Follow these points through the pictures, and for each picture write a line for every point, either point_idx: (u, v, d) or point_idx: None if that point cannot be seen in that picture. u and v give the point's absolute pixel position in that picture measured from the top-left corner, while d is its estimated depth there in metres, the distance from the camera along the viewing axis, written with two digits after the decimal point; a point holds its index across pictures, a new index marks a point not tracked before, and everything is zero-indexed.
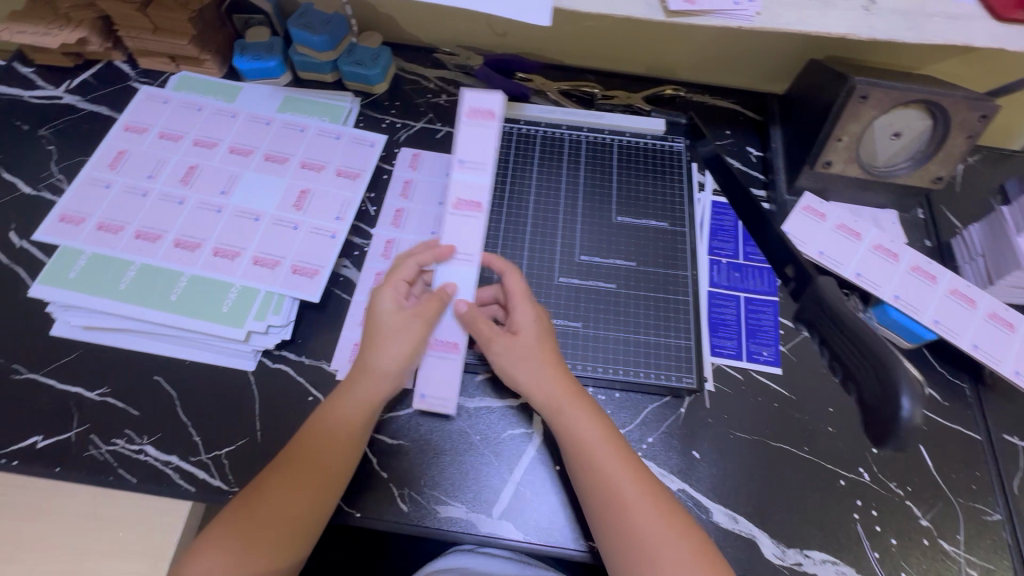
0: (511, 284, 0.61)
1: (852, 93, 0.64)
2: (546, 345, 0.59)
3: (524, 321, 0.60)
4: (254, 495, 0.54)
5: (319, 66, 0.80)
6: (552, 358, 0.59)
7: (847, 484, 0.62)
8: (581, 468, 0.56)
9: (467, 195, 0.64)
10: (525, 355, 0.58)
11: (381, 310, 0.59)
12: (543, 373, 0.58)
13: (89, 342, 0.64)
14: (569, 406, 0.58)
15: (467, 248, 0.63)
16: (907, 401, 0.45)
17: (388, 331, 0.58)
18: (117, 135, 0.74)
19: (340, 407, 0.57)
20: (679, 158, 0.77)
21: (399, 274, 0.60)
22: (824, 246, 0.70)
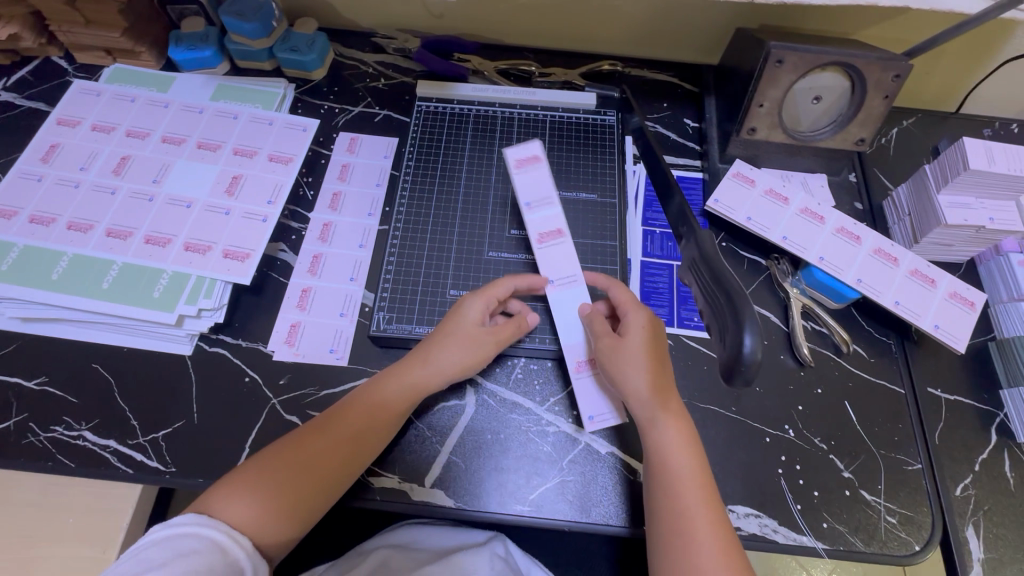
0: (620, 300, 0.62)
1: (769, 58, 0.65)
2: (655, 357, 0.58)
3: (639, 337, 0.58)
4: (290, 453, 0.54)
5: (254, 54, 0.80)
6: (659, 368, 0.57)
7: (772, 440, 0.64)
8: (660, 486, 0.54)
9: (547, 227, 0.68)
10: (634, 360, 0.57)
11: (465, 317, 0.60)
12: (647, 377, 0.56)
13: (26, 333, 0.65)
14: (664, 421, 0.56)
15: (567, 271, 0.67)
16: (748, 339, 0.48)
17: (466, 338, 0.60)
18: (49, 129, 0.74)
19: (389, 393, 0.58)
20: (611, 131, 0.78)
21: (493, 291, 0.62)
22: (752, 213, 0.72)
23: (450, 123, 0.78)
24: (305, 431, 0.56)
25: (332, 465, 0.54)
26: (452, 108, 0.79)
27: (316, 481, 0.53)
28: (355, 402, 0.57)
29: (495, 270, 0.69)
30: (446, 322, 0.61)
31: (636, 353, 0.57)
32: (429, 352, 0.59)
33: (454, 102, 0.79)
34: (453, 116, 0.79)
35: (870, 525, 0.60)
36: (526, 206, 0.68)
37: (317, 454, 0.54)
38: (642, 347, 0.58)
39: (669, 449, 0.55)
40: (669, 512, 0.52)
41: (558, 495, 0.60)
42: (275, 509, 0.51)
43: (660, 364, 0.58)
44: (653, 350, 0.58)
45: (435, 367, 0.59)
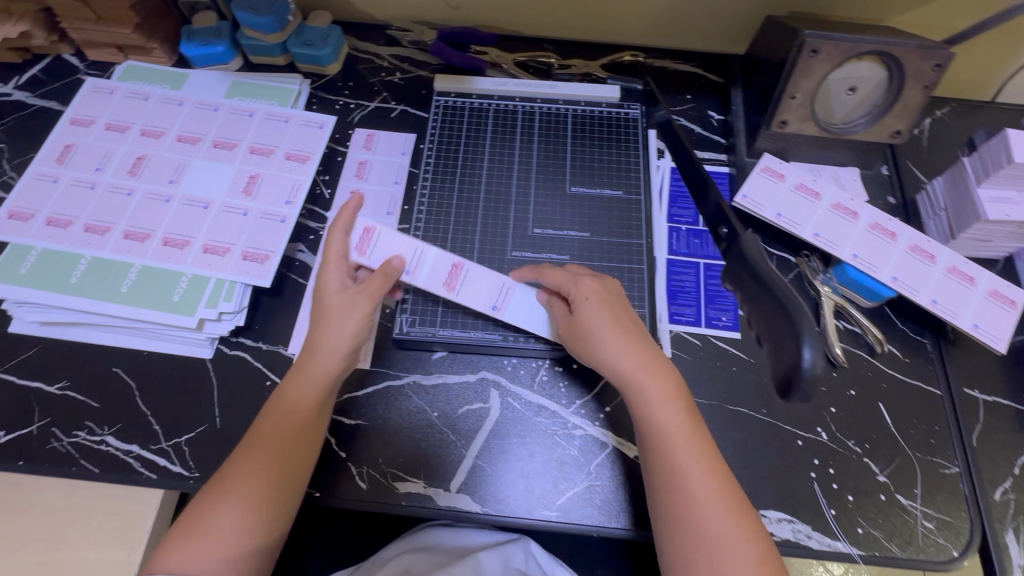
0: (559, 278, 0.61)
1: (803, 48, 0.63)
2: (619, 329, 0.57)
3: (595, 311, 0.57)
4: (249, 451, 0.54)
5: (268, 49, 0.78)
6: (627, 339, 0.56)
7: (805, 443, 0.62)
8: (657, 454, 0.53)
9: (442, 272, 0.63)
10: (592, 335, 0.57)
11: (326, 289, 0.59)
12: (614, 348, 0.56)
13: (47, 338, 0.65)
14: (647, 386, 0.55)
15: (493, 294, 0.64)
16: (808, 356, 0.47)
17: (335, 307, 0.58)
18: (63, 129, 0.73)
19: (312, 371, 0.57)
20: (635, 125, 0.76)
21: (333, 253, 0.61)
22: (782, 208, 0.69)
23: (469, 118, 0.76)
24: (256, 424, 0.56)
25: (288, 447, 0.54)
26: (470, 103, 0.77)
27: (278, 471, 0.53)
28: (286, 388, 0.57)
29: (530, 245, 0.68)
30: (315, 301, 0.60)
31: (594, 325, 0.57)
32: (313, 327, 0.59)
33: (473, 96, 0.78)
34: (473, 110, 0.77)
35: (906, 529, 0.59)
36: (411, 275, 0.63)
37: (263, 443, 0.54)
38: (607, 325, 0.57)
39: (658, 416, 0.54)
40: (666, 480, 0.51)
41: (586, 501, 0.59)
42: (256, 507, 0.52)
43: (622, 338, 0.56)
44: (612, 323, 0.57)
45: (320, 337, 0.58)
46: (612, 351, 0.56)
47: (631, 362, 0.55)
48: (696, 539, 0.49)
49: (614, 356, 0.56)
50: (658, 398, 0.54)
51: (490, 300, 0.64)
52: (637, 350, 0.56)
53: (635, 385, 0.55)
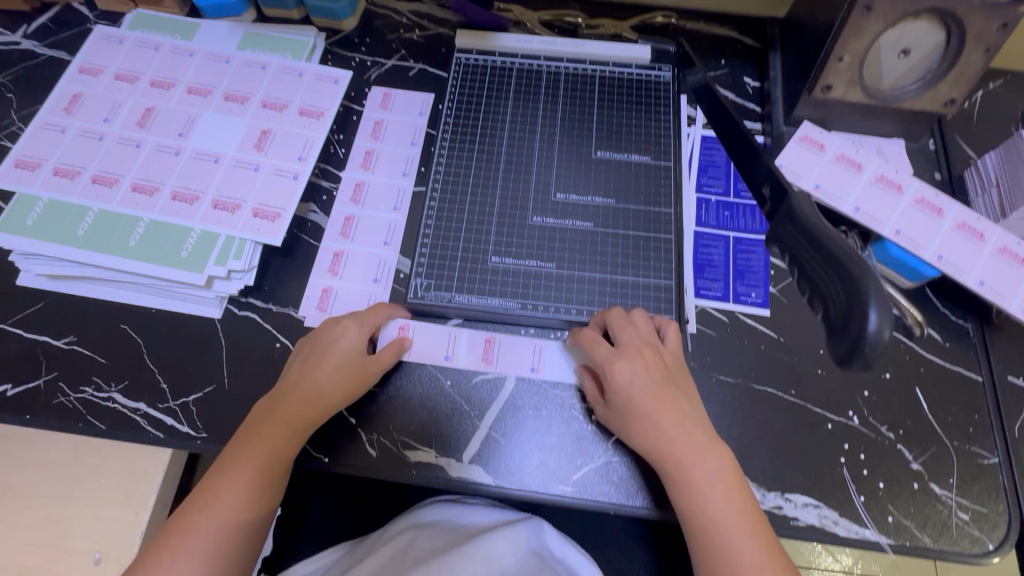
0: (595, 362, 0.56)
1: (855, 4, 0.58)
2: (661, 400, 0.53)
3: (640, 382, 0.54)
4: (250, 433, 0.53)
5: (282, 1, 0.75)
6: (667, 409, 0.53)
7: (834, 427, 0.59)
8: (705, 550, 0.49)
9: (478, 349, 0.61)
10: (633, 419, 0.53)
11: (345, 347, 0.57)
12: (658, 428, 0.52)
13: (54, 291, 0.63)
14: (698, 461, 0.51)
15: (530, 360, 0.61)
16: (874, 313, 0.40)
17: (348, 368, 0.56)
18: (71, 78, 0.70)
19: (319, 378, 0.55)
20: (666, 89, 0.72)
21: (370, 317, 0.59)
22: (822, 180, 0.65)
23: (492, 78, 0.72)
24: (258, 412, 0.54)
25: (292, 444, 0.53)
26: (493, 62, 0.73)
27: (278, 460, 0.53)
28: (301, 383, 0.55)
29: (553, 212, 0.65)
30: (314, 342, 0.57)
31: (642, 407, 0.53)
32: (320, 363, 0.55)
33: (496, 54, 0.74)
34: (495, 70, 0.73)
35: (939, 520, 0.56)
36: (451, 361, 0.61)
37: (264, 433, 0.53)
38: (643, 402, 0.53)
39: (704, 490, 0.50)
40: (712, 561, 0.48)
41: (602, 477, 0.57)
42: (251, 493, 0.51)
43: (663, 420, 0.52)
44: (649, 395, 0.53)
45: (312, 388, 0.55)
46: (654, 428, 0.52)
47: (676, 435, 0.52)
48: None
49: (660, 437, 0.52)
50: (711, 477, 0.51)
51: (528, 363, 0.61)
52: (684, 424, 0.53)
53: (687, 466, 0.51)
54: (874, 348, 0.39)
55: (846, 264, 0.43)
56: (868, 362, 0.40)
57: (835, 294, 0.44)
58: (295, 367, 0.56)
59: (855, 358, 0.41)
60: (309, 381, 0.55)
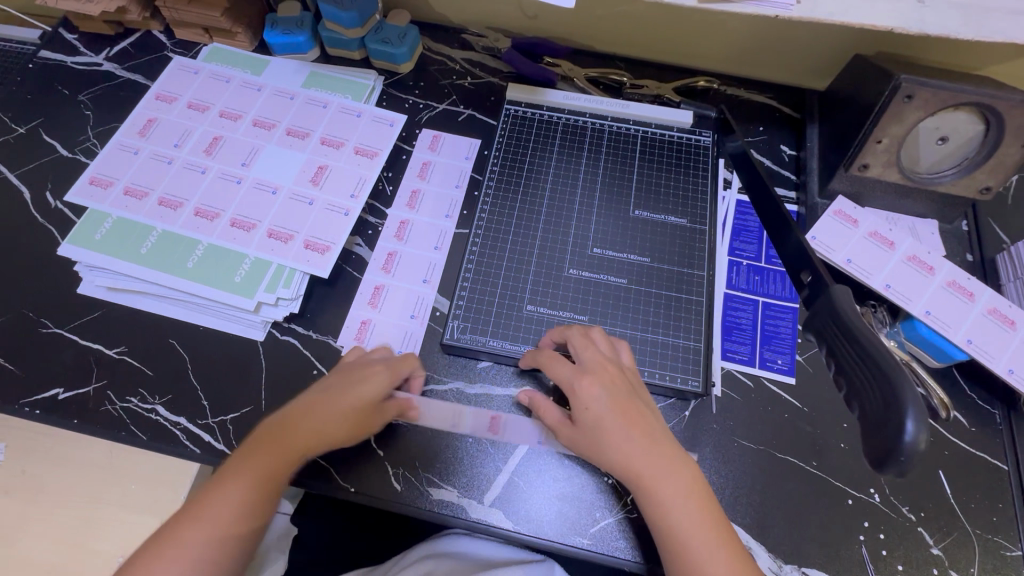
0: (560, 374, 0.57)
1: (896, 92, 0.60)
2: (627, 422, 0.53)
3: (603, 403, 0.54)
4: (247, 463, 0.53)
5: (346, 43, 0.80)
6: (636, 426, 0.53)
7: (855, 503, 0.59)
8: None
9: (485, 422, 0.61)
10: (600, 436, 0.53)
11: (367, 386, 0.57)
12: (629, 442, 0.52)
13: (111, 302, 0.67)
14: (688, 520, 0.49)
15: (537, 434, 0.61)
16: (911, 423, 0.40)
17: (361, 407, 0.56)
18: (147, 104, 0.76)
19: (333, 413, 0.55)
20: (705, 153, 0.75)
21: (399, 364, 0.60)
22: (853, 255, 0.67)
23: (537, 129, 0.76)
24: (261, 442, 0.54)
25: (289, 471, 0.54)
26: (540, 115, 0.77)
27: (275, 479, 0.53)
28: (317, 414, 0.55)
29: (588, 267, 0.67)
30: (339, 384, 0.57)
31: (607, 423, 0.53)
32: (340, 397, 0.56)
33: (543, 108, 0.77)
34: (542, 122, 0.76)
35: None
36: (456, 433, 0.61)
37: (263, 466, 0.52)
38: (609, 421, 0.53)
39: (673, 504, 0.50)
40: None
41: (619, 532, 0.57)
42: (237, 524, 0.50)
43: (633, 447, 0.52)
44: (616, 414, 0.53)
45: (327, 419, 0.55)
46: (628, 463, 0.52)
47: (645, 449, 0.52)
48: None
49: (638, 478, 0.51)
50: (677, 491, 0.50)
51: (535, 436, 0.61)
52: (672, 472, 0.51)
53: (655, 487, 0.51)
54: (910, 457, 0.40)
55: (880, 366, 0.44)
56: (904, 470, 0.40)
57: (871, 396, 0.44)
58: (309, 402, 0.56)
59: (889, 466, 0.41)
60: (323, 412, 0.55)
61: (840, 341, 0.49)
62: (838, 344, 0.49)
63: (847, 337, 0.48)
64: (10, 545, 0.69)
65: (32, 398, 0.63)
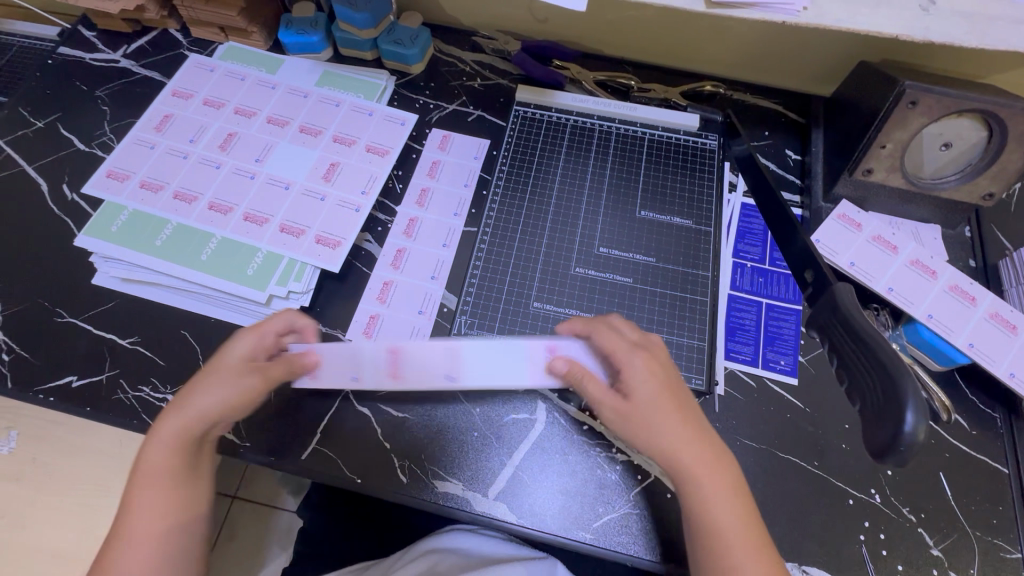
0: (617, 348, 0.55)
1: (901, 98, 0.61)
2: (673, 404, 0.52)
3: (651, 385, 0.53)
4: (144, 479, 0.51)
5: (359, 44, 0.81)
6: (687, 414, 0.52)
7: (855, 503, 0.60)
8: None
9: (382, 364, 0.59)
10: (659, 415, 0.52)
11: (229, 356, 0.56)
12: (683, 427, 0.52)
13: (125, 293, 0.68)
14: (712, 496, 0.50)
15: (439, 366, 0.59)
16: (910, 415, 0.40)
17: (229, 377, 0.55)
18: (163, 100, 0.77)
19: (202, 395, 0.54)
20: (711, 156, 0.76)
21: (265, 325, 0.59)
22: (856, 258, 0.68)
23: (546, 130, 0.77)
24: (147, 459, 0.52)
25: (182, 462, 0.52)
26: (549, 116, 0.78)
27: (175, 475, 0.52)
28: (186, 400, 0.54)
29: (595, 266, 0.68)
30: (206, 374, 0.55)
31: (666, 405, 0.52)
32: (207, 376, 0.55)
33: (552, 110, 0.78)
34: (550, 124, 0.78)
35: None
36: (358, 381, 0.60)
37: (162, 475, 0.51)
38: (669, 403, 0.52)
39: (716, 499, 0.50)
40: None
41: (622, 527, 0.58)
42: (170, 524, 0.51)
43: (676, 430, 0.51)
44: (673, 397, 0.53)
45: (196, 402, 0.53)
46: (681, 446, 0.51)
47: (696, 437, 0.51)
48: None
49: (682, 464, 0.50)
50: (721, 487, 0.50)
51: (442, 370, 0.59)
52: (718, 468, 0.51)
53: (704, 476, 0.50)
54: (908, 449, 0.40)
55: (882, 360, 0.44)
56: (903, 461, 0.41)
57: (873, 388, 0.44)
58: (182, 401, 0.54)
59: (889, 456, 0.41)
60: (193, 396, 0.54)
61: (843, 337, 0.49)
62: (841, 340, 0.49)
63: (850, 333, 0.49)
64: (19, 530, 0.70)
65: (47, 385, 0.64)
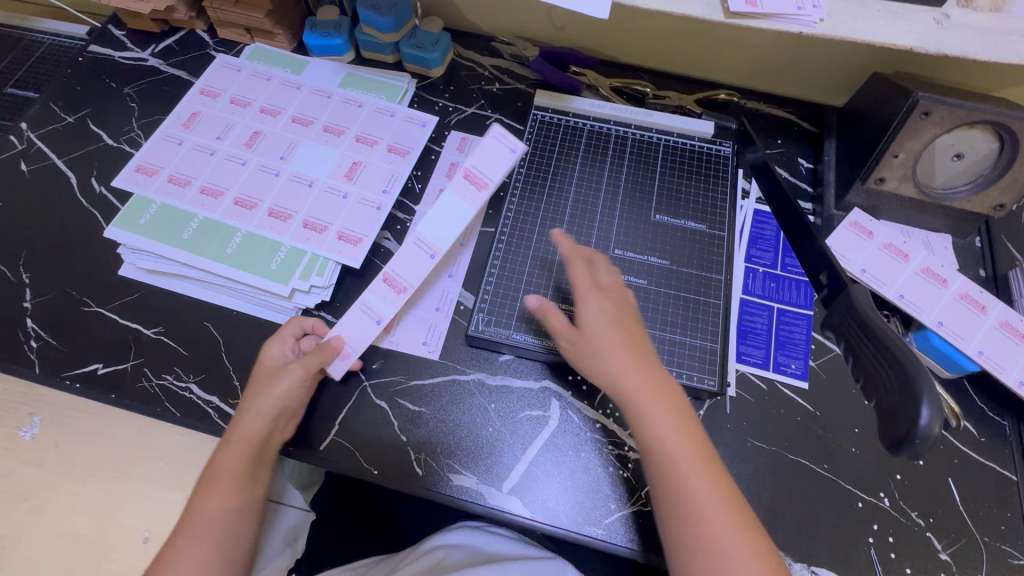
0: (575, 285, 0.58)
1: (914, 108, 0.62)
2: (622, 336, 0.55)
3: (601, 316, 0.56)
4: (213, 480, 0.56)
5: (381, 47, 0.83)
6: (634, 345, 0.55)
7: (864, 506, 0.61)
8: (692, 541, 0.47)
9: (387, 288, 0.64)
10: (606, 343, 0.54)
11: (270, 361, 0.61)
12: (628, 356, 0.54)
13: (150, 284, 0.70)
14: (659, 420, 0.51)
15: (428, 249, 0.63)
16: (925, 410, 0.42)
17: (273, 378, 0.60)
18: (192, 98, 0.80)
19: (256, 401, 0.58)
20: (725, 162, 0.77)
21: (287, 329, 0.63)
22: (868, 265, 0.69)
23: (564, 134, 0.79)
24: (216, 460, 0.57)
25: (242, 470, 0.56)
26: (566, 121, 0.80)
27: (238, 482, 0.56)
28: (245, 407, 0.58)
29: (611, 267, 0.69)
30: (259, 379, 0.60)
31: (609, 334, 0.55)
32: (257, 383, 0.60)
33: (570, 114, 0.80)
34: (567, 128, 0.79)
35: None
36: (383, 320, 0.64)
37: (229, 476, 0.56)
38: (614, 334, 0.55)
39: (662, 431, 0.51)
40: (670, 504, 0.48)
41: (634, 525, 0.59)
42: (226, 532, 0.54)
43: (624, 358, 0.53)
44: (619, 329, 0.55)
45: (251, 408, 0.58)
46: (623, 373, 0.53)
47: (641, 366, 0.53)
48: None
49: (627, 390, 0.52)
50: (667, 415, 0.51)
51: (423, 251, 0.64)
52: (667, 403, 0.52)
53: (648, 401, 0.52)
54: (923, 441, 0.42)
55: (896, 356, 0.46)
56: (917, 452, 0.43)
57: (888, 384, 0.46)
58: (242, 410, 0.58)
59: (903, 447, 0.44)
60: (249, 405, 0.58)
61: (857, 334, 0.51)
62: (855, 337, 0.51)
63: (863, 330, 0.50)
64: (39, 515, 0.71)
65: (74, 371, 0.66)
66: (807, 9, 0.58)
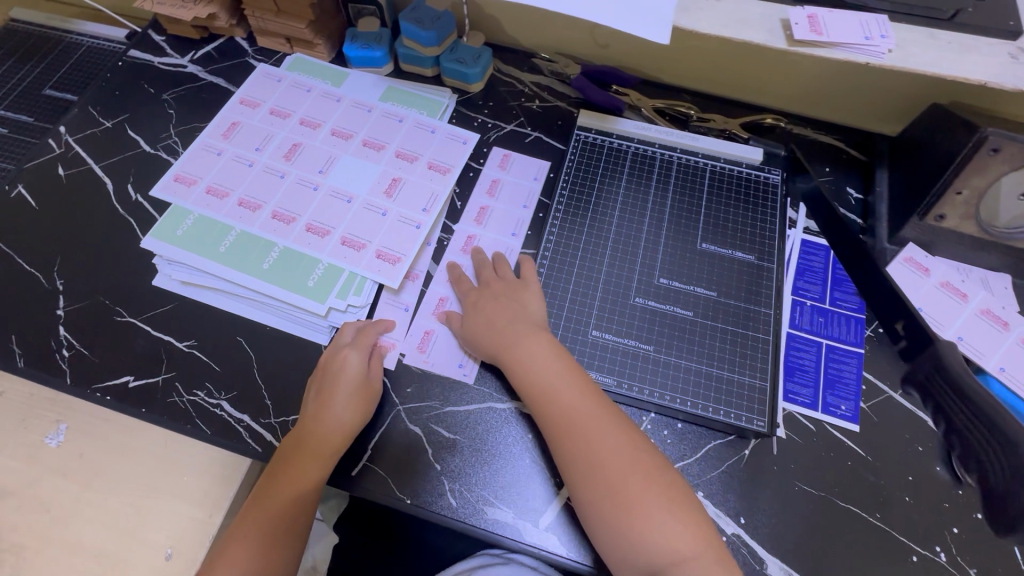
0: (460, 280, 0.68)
1: (982, 145, 0.59)
2: (493, 304, 0.64)
3: (489, 295, 0.65)
4: (287, 478, 0.58)
5: (421, 60, 0.82)
6: (502, 308, 0.64)
7: (919, 560, 0.58)
8: (576, 462, 0.55)
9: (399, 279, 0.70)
10: (478, 315, 0.64)
11: (348, 372, 0.61)
12: (497, 319, 0.63)
13: (183, 296, 0.69)
14: (533, 369, 0.60)
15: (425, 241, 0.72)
16: None
17: (350, 393, 0.61)
18: (232, 108, 0.79)
19: (334, 414, 0.59)
20: (774, 191, 0.75)
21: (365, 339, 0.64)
22: (925, 304, 0.68)
23: (607, 156, 0.77)
24: (288, 459, 0.59)
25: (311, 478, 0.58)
26: (610, 142, 0.78)
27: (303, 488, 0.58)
28: (321, 415, 0.59)
29: (655, 295, 0.68)
30: (333, 387, 0.61)
31: (482, 304, 0.65)
32: (334, 392, 0.60)
33: (613, 136, 0.78)
34: (610, 150, 0.77)
35: None
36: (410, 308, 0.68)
37: (302, 480, 0.58)
38: (487, 307, 0.64)
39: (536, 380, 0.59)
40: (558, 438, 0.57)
41: None
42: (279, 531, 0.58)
43: (504, 324, 0.63)
44: (491, 300, 0.65)
45: (330, 420, 0.59)
46: (495, 337, 0.62)
47: (507, 326, 0.62)
48: (637, 548, 0.51)
49: (502, 349, 0.61)
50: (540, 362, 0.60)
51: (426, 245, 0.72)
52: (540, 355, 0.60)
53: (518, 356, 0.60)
54: None
55: None
56: None
57: None
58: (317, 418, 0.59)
59: None
60: (327, 416, 0.59)
61: None
62: None
63: None
64: (62, 527, 0.70)
65: (105, 384, 0.65)
66: (876, 39, 0.56)
